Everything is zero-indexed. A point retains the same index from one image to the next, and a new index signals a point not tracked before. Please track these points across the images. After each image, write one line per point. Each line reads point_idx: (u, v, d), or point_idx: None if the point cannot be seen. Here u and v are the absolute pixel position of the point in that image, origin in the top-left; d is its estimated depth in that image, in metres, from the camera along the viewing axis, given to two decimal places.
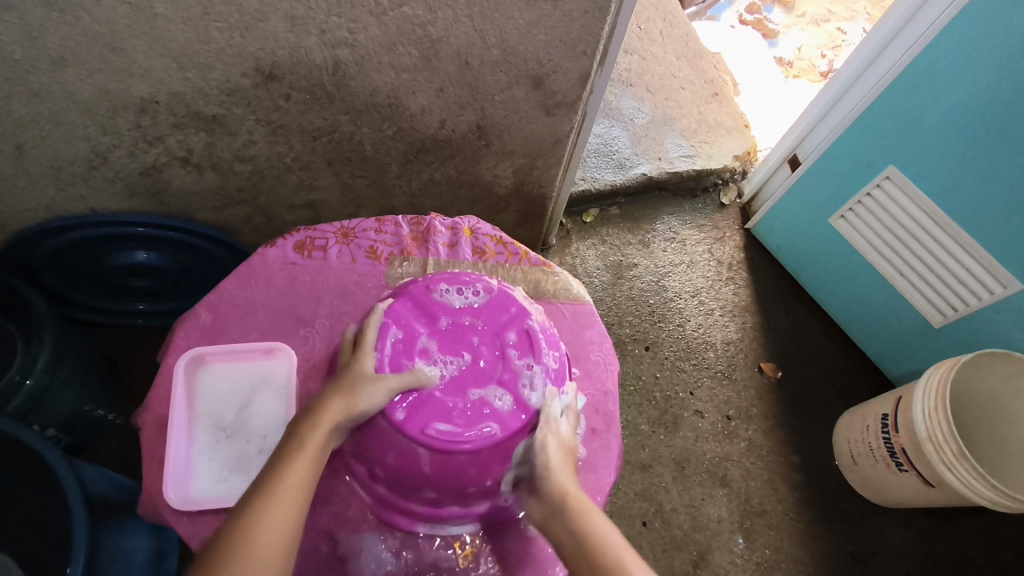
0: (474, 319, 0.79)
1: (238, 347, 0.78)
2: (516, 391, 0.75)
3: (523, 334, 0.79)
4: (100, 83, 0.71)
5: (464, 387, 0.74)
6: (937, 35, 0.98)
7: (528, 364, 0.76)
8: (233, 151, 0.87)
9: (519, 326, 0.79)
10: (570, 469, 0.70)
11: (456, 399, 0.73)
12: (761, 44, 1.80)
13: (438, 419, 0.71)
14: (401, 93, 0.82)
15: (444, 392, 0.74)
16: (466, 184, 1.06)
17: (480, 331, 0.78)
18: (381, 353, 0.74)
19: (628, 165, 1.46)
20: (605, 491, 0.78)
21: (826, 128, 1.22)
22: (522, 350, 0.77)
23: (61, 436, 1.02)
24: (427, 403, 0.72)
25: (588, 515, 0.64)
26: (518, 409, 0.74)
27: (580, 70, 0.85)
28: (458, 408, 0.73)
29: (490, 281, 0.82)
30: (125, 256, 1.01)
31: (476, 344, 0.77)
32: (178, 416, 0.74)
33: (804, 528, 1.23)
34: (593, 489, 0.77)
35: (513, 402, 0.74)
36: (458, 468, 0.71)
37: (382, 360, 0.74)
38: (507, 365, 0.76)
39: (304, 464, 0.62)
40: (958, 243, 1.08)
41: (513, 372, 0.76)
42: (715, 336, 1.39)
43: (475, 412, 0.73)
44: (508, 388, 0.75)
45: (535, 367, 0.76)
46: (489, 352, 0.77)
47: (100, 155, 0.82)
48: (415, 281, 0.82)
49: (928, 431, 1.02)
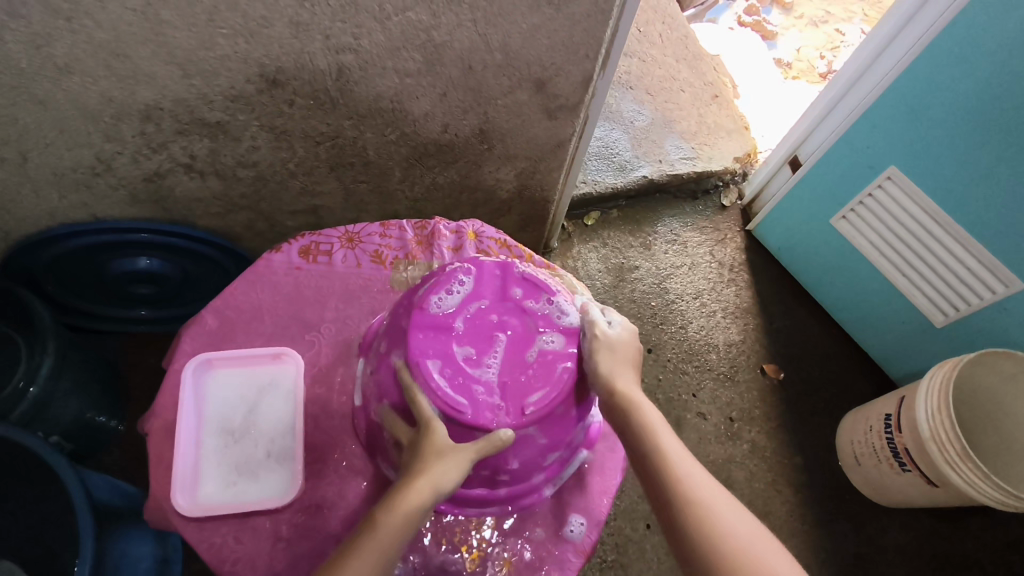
0: (483, 301, 0.76)
1: (245, 352, 0.79)
2: (555, 326, 0.76)
3: (521, 281, 0.78)
4: (104, 90, 0.71)
5: (520, 355, 0.74)
6: (937, 35, 0.98)
7: (547, 298, 0.78)
8: (236, 157, 0.87)
9: (513, 280, 0.78)
10: (627, 366, 0.74)
11: (523, 371, 0.73)
12: (759, 46, 1.81)
13: (528, 396, 0.71)
14: (404, 98, 0.83)
15: (507, 374, 0.72)
16: (468, 188, 1.06)
17: (492, 308, 0.76)
18: (436, 393, 0.69)
19: (629, 168, 1.47)
20: (612, 493, 0.80)
21: (827, 129, 1.23)
22: (535, 296, 0.77)
23: (63, 444, 1.01)
24: (507, 396, 0.71)
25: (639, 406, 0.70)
26: (568, 337, 0.76)
27: (582, 73, 0.85)
28: (532, 375, 0.72)
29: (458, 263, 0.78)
30: (127, 263, 1.01)
31: (500, 320, 0.76)
32: (186, 420, 0.75)
33: (809, 529, 1.23)
34: (600, 490, 0.80)
35: (559, 334, 0.76)
36: (564, 417, 0.73)
37: (439, 397, 0.68)
38: (532, 315, 0.76)
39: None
40: (958, 243, 1.09)
41: (543, 314, 0.77)
42: (717, 338, 1.39)
43: (545, 364, 0.73)
44: (548, 328, 0.76)
45: (552, 299, 0.78)
46: (514, 317, 0.76)
47: (103, 162, 0.82)
48: (400, 309, 0.75)
49: (931, 431, 1.02)
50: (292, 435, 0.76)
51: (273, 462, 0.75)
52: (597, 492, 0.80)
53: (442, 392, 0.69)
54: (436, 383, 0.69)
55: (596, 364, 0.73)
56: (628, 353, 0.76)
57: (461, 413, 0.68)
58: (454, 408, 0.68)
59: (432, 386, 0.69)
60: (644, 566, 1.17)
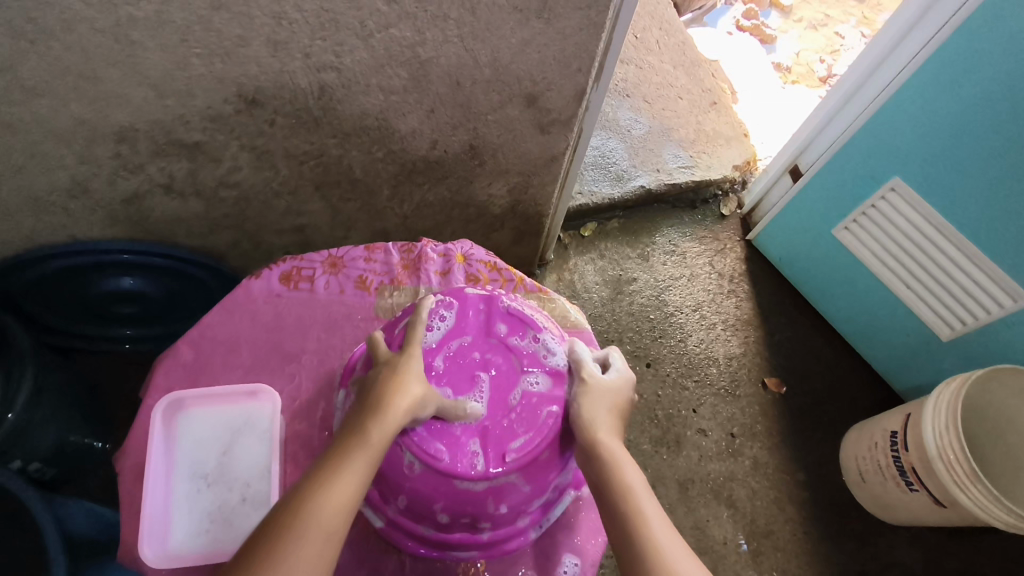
0: (466, 337, 0.75)
1: (221, 390, 0.75)
2: (542, 366, 0.74)
3: (506, 316, 0.76)
4: (75, 113, 0.69)
5: (502, 398, 0.72)
6: (943, 42, 0.95)
7: (533, 335, 0.75)
8: (217, 177, 0.84)
9: (499, 315, 0.76)
10: (612, 415, 0.71)
11: (506, 415, 0.70)
12: (759, 51, 1.77)
13: (509, 443, 0.69)
14: (390, 115, 0.79)
15: (490, 417, 0.70)
16: (460, 204, 1.04)
17: (475, 345, 0.74)
18: (413, 441, 0.67)
19: (625, 177, 1.44)
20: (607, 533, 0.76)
21: (828, 138, 1.20)
22: (521, 333, 0.75)
23: (45, 470, 0.98)
24: (488, 442, 0.69)
25: (617, 461, 0.66)
26: (555, 379, 0.73)
27: (575, 87, 0.82)
28: (514, 420, 0.70)
29: (441, 296, 0.76)
30: (109, 283, 0.98)
31: (482, 358, 0.74)
32: (156, 462, 0.71)
33: (812, 548, 1.20)
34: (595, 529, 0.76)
35: (545, 375, 0.73)
36: (547, 464, 0.71)
37: (414, 445, 0.67)
38: (517, 353, 0.74)
39: (357, 484, 0.57)
40: (964, 255, 1.06)
41: (529, 353, 0.74)
42: (717, 351, 1.36)
43: (529, 409, 0.71)
44: (534, 368, 0.74)
45: (539, 337, 0.75)
46: (499, 355, 0.74)
47: (79, 185, 0.79)
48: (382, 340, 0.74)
49: (938, 450, 0.99)
50: (269, 477, 0.73)
51: (248, 507, 0.71)
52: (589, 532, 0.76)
53: (419, 440, 0.67)
54: (413, 430, 0.68)
55: (581, 409, 0.70)
56: (617, 398, 0.73)
57: (438, 461, 0.67)
58: (430, 457, 0.67)
59: (409, 435, 0.67)
60: None
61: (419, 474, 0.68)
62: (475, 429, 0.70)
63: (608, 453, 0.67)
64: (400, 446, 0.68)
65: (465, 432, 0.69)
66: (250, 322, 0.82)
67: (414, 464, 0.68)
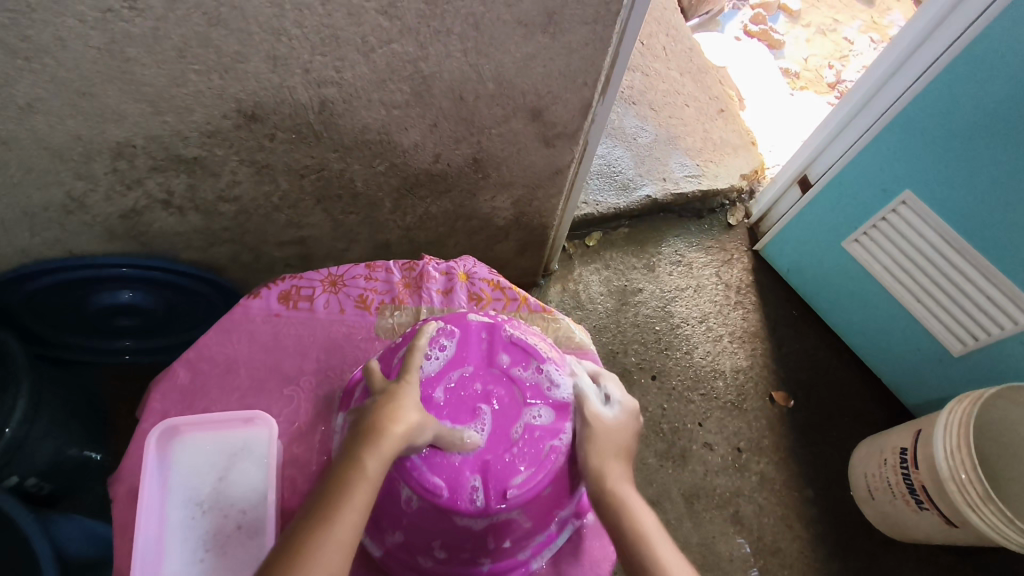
0: (467, 367, 0.74)
1: (215, 416, 0.72)
2: (544, 399, 0.73)
3: (509, 346, 0.75)
4: (71, 129, 0.67)
5: (504, 431, 0.70)
6: (959, 54, 0.93)
7: (536, 366, 0.74)
8: (217, 191, 0.83)
9: (502, 345, 0.75)
10: (620, 454, 0.69)
11: (508, 449, 0.69)
12: (767, 56, 1.75)
13: (510, 479, 0.67)
14: (392, 129, 0.78)
15: (491, 451, 0.69)
16: (464, 217, 1.02)
17: (476, 376, 0.74)
18: (412, 474, 0.66)
19: (631, 187, 1.42)
20: (611, 561, 0.74)
21: (838, 150, 1.18)
22: (524, 364, 0.74)
23: (42, 485, 0.97)
24: (489, 477, 0.67)
25: (629, 504, 0.63)
26: (558, 412, 0.72)
27: (580, 101, 0.80)
28: (517, 454, 0.69)
29: (442, 323, 0.75)
30: (108, 296, 0.96)
31: (484, 389, 0.73)
32: (150, 490, 0.68)
33: (820, 566, 1.18)
34: (599, 558, 0.74)
35: (548, 408, 0.72)
36: (549, 498, 0.70)
37: (413, 479, 0.66)
38: (520, 384, 0.73)
39: (359, 516, 0.52)
40: (979, 272, 1.04)
41: (531, 385, 0.73)
42: (723, 364, 1.34)
43: (532, 443, 0.69)
44: (536, 400, 0.72)
45: (543, 368, 0.74)
46: (500, 387, 0.73)
47: (76, 201, 0.78)
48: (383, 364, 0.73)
49: (949, 470, 0.97)
50: (265, 506, 0.69)
51: (243, 536, 0.68)
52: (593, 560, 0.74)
53: (417, 474, 0.66)
54: (412, 462, 0.66)
55: (588, 454, 0.68)
56: (623, 437, 0.71)
57: (438, 497, 0.65)
58: (429, 492, 0.65)
59: (406, 466, 0.66)
60: None
61: (415, 509, 0.67)
62: (476, 462, 0.68)
63: (618, 500, 0.64)
64: (399, 479, 0.67)
65: (466, 464, 0.67)
66: (248, 342, 0.81)
67: (411, 499, 0.67)
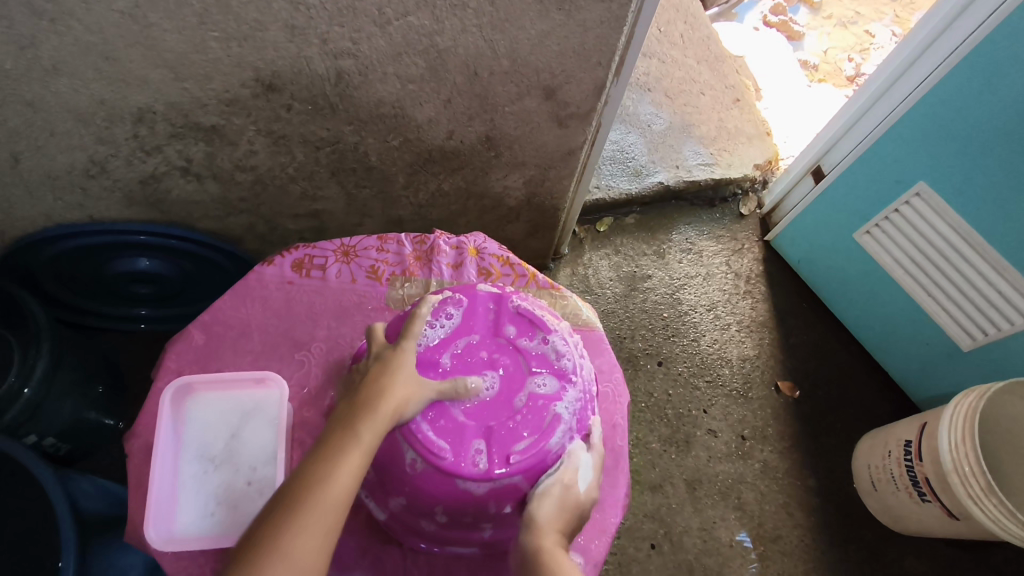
0: (473, 335, 0.75)
1: (228, 376, 0.74)
2: (549, 367, 0.74)
3: (515, 317, 0.77)
4: (94, 93, 0.69)
5: (509, 398, 0.72)
6: (978, 44, 0.92)
7: (541, 338, 0.76)
8: (234, 161, 0.84)
9: (510, 317, 0.77)
10: (565, 533, 0.64)
11: (511, 416, 0.71)
12: (785, 47, 1.74)
13: (512, 445, 0.69)
14: (407, 104, 0.79)
15: (494, 417, 0.70)
16: (475, 195, 1.03)
17: (482, 345, 0.75)
18: (417, 437, 0.68)
19: (643, 173, 1.43)
20: (610, 534, 0.74)
21: (853, 140, 1.17)
22: (529, 335, 0.76)
23: (59, 445, 1.00)
24: (492, 441, 0.69)
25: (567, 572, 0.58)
26: (561, 380, 0.73)
27: (594, 81, 0.80)
28: (520, 421, 0.70)
29: (452, 294, 0.77)
30: (126, 263, 0.99)
31: (490, 357, 0.74)
32: (164, 445, 0.71)
33: (819, 555, 1.18)
34: (597, 530, 0.75)
35: (552, 376, 0.74)
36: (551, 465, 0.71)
37: (417, 441, 0.68)
38: (526, 353, 0.75)
39: (353, 476, 0.55)
40: (993, 267, 1.03)
41: (537, 356, 0.75)
42: (730, 352, 1.35)
43: (535, 410, 0.71)
44: (541, 368, 0.74)
45: (548, 339, 0.75)
46: (506, 356, 0.74)
47: (97, 165, 0.80)
48: (391, 330, 0.74)
49: (952, 463, 0.97)
50: (275, 464, 0.71)
51: (254, 491, 0.70)
52: (592, 530, 0.74)
53: (422, 436, 0.68)
54: (417, 426, 0.68)
55: (537, 509, 0.65)
56: (576, 519, 0.66)
57: (441, 460, 0.67)
58: (433, 454, 0.67)
59: (412, 429, 0.68)
60: None
61: (418, 473, 0.69)
62: (481, 429, 0.70)
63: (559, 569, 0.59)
64: (404, 442, 0.69)
65: (471, 429, 0.70)
66: (261, 308, 0.83)
67: (416, 463, 0.69)
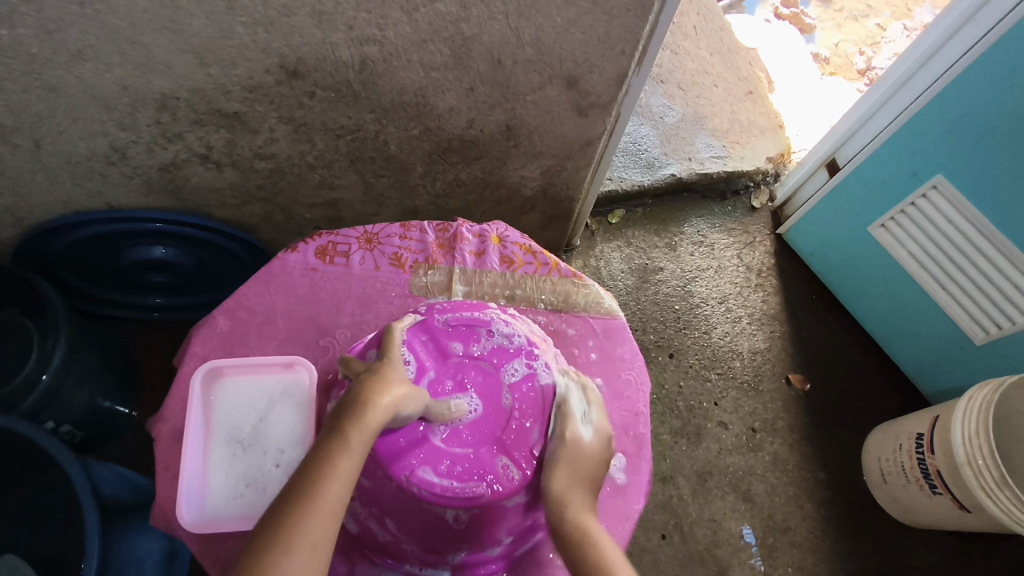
0: (428, 372, 0.72)
1: (257, 360, 0.75)
2: (512, 355, 0.73)
3: (452, 332, 0.74)
4: (118, 78, 0.69)
5: (496, 404, 0.71)
6: (1003, 33, 0.91)
7: (485, 333, 0.74)
8: (254, 148, 0.84)
9: (449, 335, 0.74)
10: (588, 486, 0.64)
11: (510, 418, 0.70)
12: (797, 40, 1.73)
13: (528, 438, 0.69)
14: (429, 92, 0.79)
15: (497, 428, 0.70)
16: (492, 185, 1.03)
17: (442, 376, 0.72)
18: (447, 495, 0.65)
19: (656, 165, 1.42)
20: (647, 490, 0.77)
21: (869, 133, 1.17)
22: (474, 340, 0.74)
23: (74, 432, 1.00)
24: (510, 450, 0.68)
25: (599, 540, 0.58)
26: (528, 359, 0.73)
27: (616, 70, 0.80)
28: (519, 416, 0.70)
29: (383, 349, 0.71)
30: (142, 251, 0.99)
31: (456, 382, 0.72)
32: (194, 429, 0.72)
33: (829, 547, 1.19)
34: (637, 489, 0.76)
35: (518, 361, 0.73)
36: None
37: (451, 498, 0.65)
38: (484, 358, 0.73)
39: (343, 488, 0.52)
40: (1009, 261, 1.03)
41: (494, 351, 0.74)
42: (741, 345, 1.35)
43: (526, 398, 0.71)
44: (507, 360, 0.73)
45: (493, 334, 0.74)
46: (468, 372, 0.73)
47: (118, 151, 0.80)
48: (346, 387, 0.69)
49: (965, 455, 0.97)
50: (302, 448, 0.72)
51: (282, 473, 0.71)
52: (632, 489, 0.76)
53: (451, 491, 0.65)
54: (440, 486, 0.65)
55: (550, 479, 0.64)
56: (593, 464, 0.66)
57: (483, 497, 0.65)
58: (471, 500, 0.65)
59: (437, 492, 0.64)
60: None
61: (468, 521, 0.68)
62: (493, 446, 0.68)
63: (583, 530, 0.59)
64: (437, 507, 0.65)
65: (485, 452, 0.68)
66: (286, 294, 0.83)
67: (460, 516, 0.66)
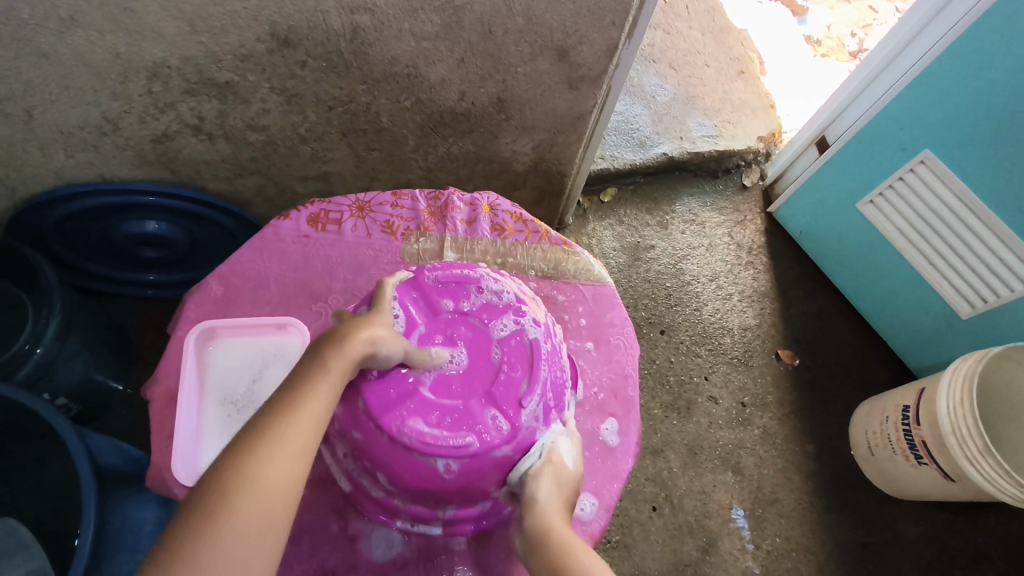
0: (418, 327, 0.73)
1: (250, 321, 0.77)
2: (501, 311, 0.74)
3: (443, 290, 0.75)
4: (110, 46, 0.69)
5: (486, 358, 0.72)
6: (989, 8, 0.92)
7: (475, 290, 0.75)
8: (246, 119, 0.85)
9: (440, 292, 0.75)
10: (566, 506, 0.66)
11: (499, 371, 0.70)
12: (790, 21, 1.73)
13: (517, 390, 0.69)
14: (420, 63, 0.79)
15: (487, 382, 0.70)
16: (484, 159, 1.03)
17: (432, 330, 0.73)
18: (434, 444, 0.65)
19: (648, 144, 1.43)
20: (636, 451, 0.78)
21: (859, 109, 1.18)
22: (464, 296, 0.75)
23: (71, 405, 1.00)
24: (499, 402, 0.68)
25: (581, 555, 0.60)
26: (515, 314, 0.74)
27: (606, 41, 0.81)
28: (508, 370, 0.70)
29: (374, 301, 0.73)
30: (134, 225, 0.99)
31: (446, 337, 0.73)
32: (189, 390, 0.73)
33: (816, 517, 1.21)
34: (626, 450, 0.78)
35: (508, 317, 0.74)
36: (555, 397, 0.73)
37: (441, 447, 0.65)
38: (474, 314, 0.74)
39: (325, 406, 0.56)
40: (995, 235, 1.04)
41: (483, 307, 0.74)
42: (732, 322, 1.37)
43: (515, 352, 0.71)
44: (497, 316, 0.74)
45: (483, 290, 0.75)
46: (458, 327, 0.74)
47: (110, 121, 0.80)
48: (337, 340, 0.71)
49: (950, 424, 0.99)
50: None
51: None
52: (621, 450, 0.78)
53: (440, 441, 0.65)
54: (431, 435, 0.66)
55: (538, 491, 0.65)
56: (572, 488, 0.68)
57: (471, 447, 0.66)
58: (460, 449, 0.65)
59: (427, 442, 0.65)
60: (648, 549, 1.16)
61: (458, 472, 0.67)
62: (482, 398, 0.69)
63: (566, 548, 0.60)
64: (426, 457, 0.66)
65: (474, 404, 0.68)
66: (278, 261, 0.83)
67: (450, 467, 0.66)
